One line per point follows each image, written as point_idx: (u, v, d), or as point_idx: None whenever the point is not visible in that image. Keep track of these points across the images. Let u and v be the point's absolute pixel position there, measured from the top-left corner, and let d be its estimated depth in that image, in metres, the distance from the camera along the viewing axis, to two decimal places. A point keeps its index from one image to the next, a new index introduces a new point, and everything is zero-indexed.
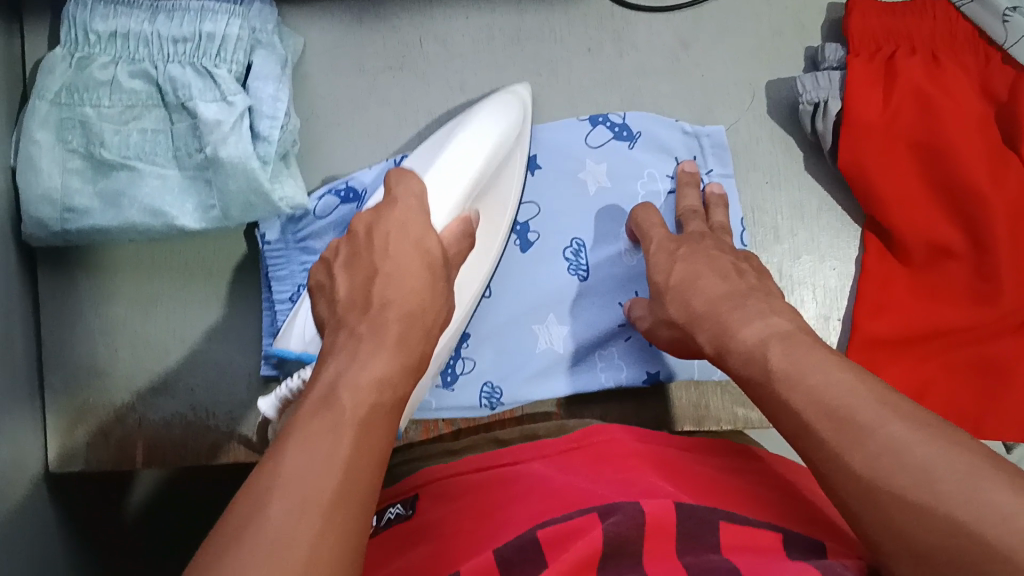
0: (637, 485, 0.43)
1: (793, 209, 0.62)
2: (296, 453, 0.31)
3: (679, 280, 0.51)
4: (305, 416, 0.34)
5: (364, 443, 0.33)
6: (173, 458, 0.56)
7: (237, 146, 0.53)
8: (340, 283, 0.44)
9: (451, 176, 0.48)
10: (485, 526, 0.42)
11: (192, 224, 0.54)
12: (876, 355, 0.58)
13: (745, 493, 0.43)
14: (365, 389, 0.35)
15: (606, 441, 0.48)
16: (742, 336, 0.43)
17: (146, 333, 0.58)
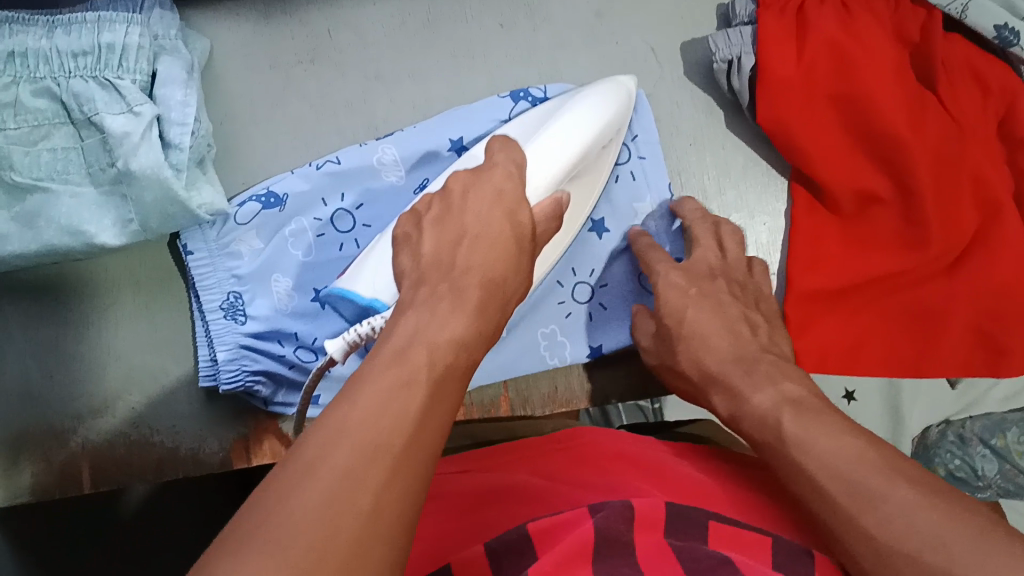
0: (625, 485, 0.45)
1: (719, 167, 0.62)
2: (368, 391, 0.32)
3: (692, 328, 0.53)
4: (381, 361, 0.34)
5: (438, 395, 0.33)
6: (119, 477, 0.56)
7: (148, 156, 0.52)
8: (425, 240, 0.45)
9: (549, 158, 0.52)
10: (473, 521, 0.44)
11: (112, 240, 0.53)
12: (811, 308, 0.58)
13: (726, 494, 0.45)
14: (446, 344, 0.36)
15: (591, 442, 0.50)
16: (754, 402, 0.46)
17: (80, 353, 0.57)
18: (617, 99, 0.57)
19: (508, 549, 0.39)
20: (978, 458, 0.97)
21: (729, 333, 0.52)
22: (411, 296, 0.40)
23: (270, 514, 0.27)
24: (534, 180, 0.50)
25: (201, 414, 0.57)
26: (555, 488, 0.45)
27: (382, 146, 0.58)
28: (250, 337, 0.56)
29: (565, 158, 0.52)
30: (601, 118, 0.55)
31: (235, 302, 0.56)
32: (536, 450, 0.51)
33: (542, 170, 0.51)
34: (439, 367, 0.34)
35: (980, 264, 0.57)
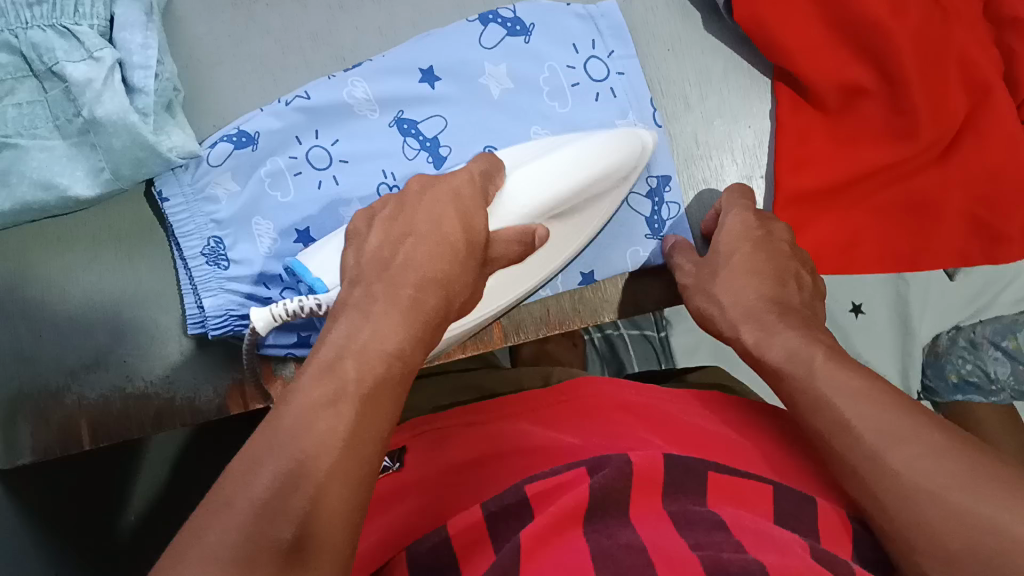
0: (625, 440, 0.46)
1: (698, 74, 0.61)
2: (295, 403, 0.33)
3: (739, 267, 0.52)
4: (310, 372, 0.35)
5: (367, 410, 0.34)
6: (119, 431, 0.56)
7: (113, 101, 0.51)
8: (371, 236, 0.44)
9: (527, 187, 0.49)
10: (471, 483, 0.45)
11: (86, 191, 0.53)
12: (801, 210, 0.57)
13: (727, 445, 0.46)
14: (381, 353, 0.37)
15: (592, 394, 0.51)
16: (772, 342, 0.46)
17: (66, 311, 0.56)
18: (625, 147, 0.54)
19: (503, 513, 0.40)
20: (991, 362, 0.93)
21: (772, 276, 0.50)
22: (347, 296, 0.41)
23: (198, 532, 0.30)
24: (503, 206, 0.48)
25: (194, 361, 0.57)
26: (554, 442, 0.46)
27: (352, 80, 0.57)
28: (235, 283, 0.55)
29: (545, 192, 0.50)
30: (598, 168, 0.52)
31: (216, 247, 0.55)
32: (542, 401, 0.51)
33: (513, 197, 0.49)
34: (371, 378, 0.35)
35: (971, 150, 0.56)
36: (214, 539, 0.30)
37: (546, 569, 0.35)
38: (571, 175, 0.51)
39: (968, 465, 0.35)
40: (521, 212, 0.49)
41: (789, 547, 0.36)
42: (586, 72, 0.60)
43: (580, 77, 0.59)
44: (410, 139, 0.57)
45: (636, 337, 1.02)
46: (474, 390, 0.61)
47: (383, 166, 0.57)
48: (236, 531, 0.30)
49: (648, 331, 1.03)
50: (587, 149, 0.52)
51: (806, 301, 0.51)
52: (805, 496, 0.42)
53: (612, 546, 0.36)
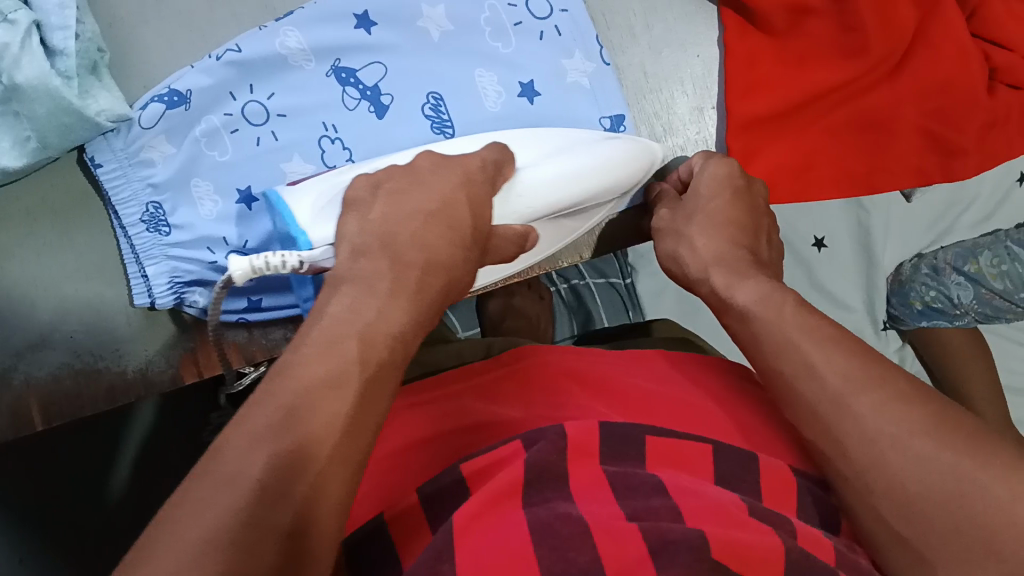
0: (570, 408, 0.46)
1: (643, 4, 0.59)
2: (299, 383, 0.32)
3: (717, 212, 0.50)
4: (314, 349, 0.34)
5: (366, 402, 0.33)
6: (72, 411, 0.54)
7: (32, 66, 0.48)
8: (375, 206, 0.42)
9: (534, 187, 0.50)
10: (413, 461, 0.45)
11: (13, 162, 0.50)
12: (754, 135, 0.57)
13: (671, 403, 0.47)
14: (385, 334, 0.36)
15: (537, 359, 0.51)
16: (738, 295, 0.44)
17: (4, 291, 0.53)
18: (636, 160, 0.55)
19: (442, 494, 0.40)
20: (953, 286, 0.90)
21: (748, 227, 0.50)
22: (350, 268, 0.38)
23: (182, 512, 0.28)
24: (508, 198, 0.49)
25: (141, 331, 0.56)
26: (500, 415, 0.47)
27: (284, 30, 0.55)
28: (178, 250, 0.54)
29: (551, 196, 0.51)
30: (603, 181, 0.53)
31: (156, 213, 0.54)
32: (482, 372, 0.51)
33: (520, 194, 0.50)
34: (377, 365, 0.35)
35: (924, 63, 0.55)
36: (210, 519, 0.28)
37: (485, 546, 0.34)
38: (577, 183, 0.52)
39: (912, 408, 0.36)
40: (523, 212, 0.50)
41: (732, 514, 0.37)
42: (528, 10, 0.58)
43: (522, 14, 0.58)
44: (349, 89, 0.56)
45: (602, 285, 1.01)
46: (418, 365, 0.61)
47: (323, 120, 0.56)
48: (231, 515, 0.28)
49: (614, 279, 1.02)
50: (597, 155, 0.53)
51: (772, 257, 0.51)
52: (753, 456, 0.42)
53: (550, 517, 0.35)
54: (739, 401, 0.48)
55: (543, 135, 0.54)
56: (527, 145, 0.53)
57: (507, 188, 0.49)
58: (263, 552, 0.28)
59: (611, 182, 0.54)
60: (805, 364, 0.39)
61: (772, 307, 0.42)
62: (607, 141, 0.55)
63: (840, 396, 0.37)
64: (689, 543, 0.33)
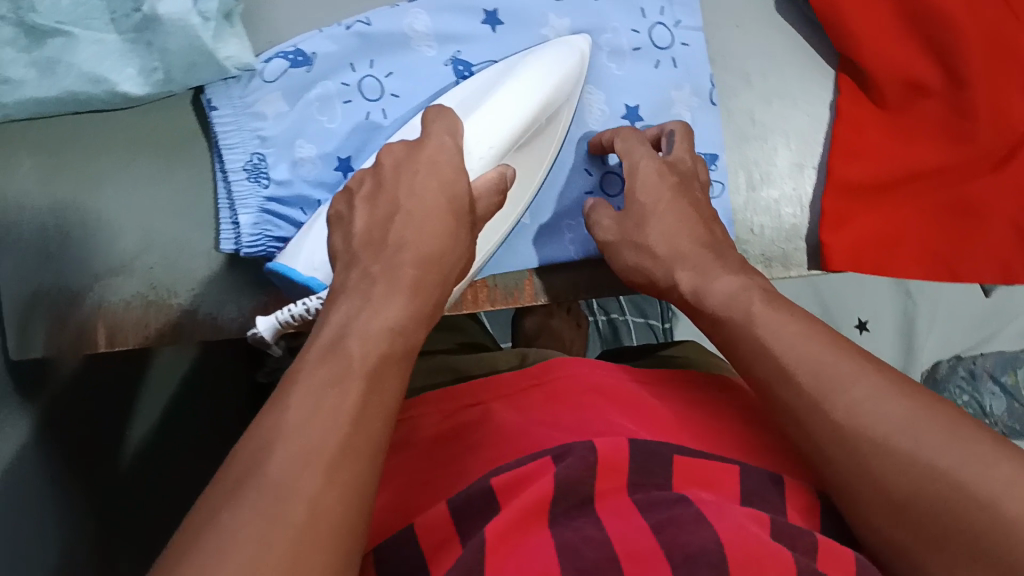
0: (600, 424, 0.44)
1: (764, 52, 0.60)
2: (295, 403, 0.33)
3: (660, 218, 0.50)
4: (314, 358, 0.35)
5: (373, 398, 0.34)
6: (137, 339, 0.56)
7: (175, 3, 0.51)
8: (356, 220, 0.43)
9: (488, 130, 0.49)
10: (444, 476, 0.44)
11: (136, 89, 0.53)
12: (851, 199, 0.57)
13: (707, 427, 0.46)
14: (384, 329, 0.37)
15: (568, 376, 0.48)
16: (719, 287, 0.45)
17: (95, 211, 0.56)
18: (565, 61, 0.54)
19: (472, 510, 0.38)
20: (988, 396, 0.97)
21: (696, 223, 0.50)
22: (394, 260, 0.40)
23: (201, 533, 0.29)
24: (474, 149, 0.48)
25: (224, 278, 0.57)
26: (532, 428, 0.44)
27: (414, 12, 0.57)
28: (274, 203, 0.54)
29: (506, 130, 0.49)
30: (545, 91, 0.52)
31: (258, 164, 0.54)
32: (515, 386, 0.49)
33: (481, 138, 0.48)
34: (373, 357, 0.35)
35: None
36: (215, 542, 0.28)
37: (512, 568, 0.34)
38: (527, 97, 0.51)
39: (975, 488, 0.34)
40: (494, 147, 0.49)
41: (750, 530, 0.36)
42: (650, 37, 0.59)
43: (643, 41, 0.59)
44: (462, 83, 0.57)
45: (641, 327, 1.01)
46: (451, 372, 0.59)
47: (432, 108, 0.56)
48: (248, 526, 0.29)
49: (653, 320, 1.02)
50: (518, 75, 0.52)
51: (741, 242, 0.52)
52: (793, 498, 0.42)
53: (576, 538, 0.35)
54: (777, 431, 0.46)
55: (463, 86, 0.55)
56: (455, 100, 0.53)
57: (468, 134, 0.48)
58: (279, 543, 0.29)
59: (549, 91, 0.52)
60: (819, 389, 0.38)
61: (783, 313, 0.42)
62: (503, 66, 0.55)
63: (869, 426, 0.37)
64: (707, 559, 0.33)
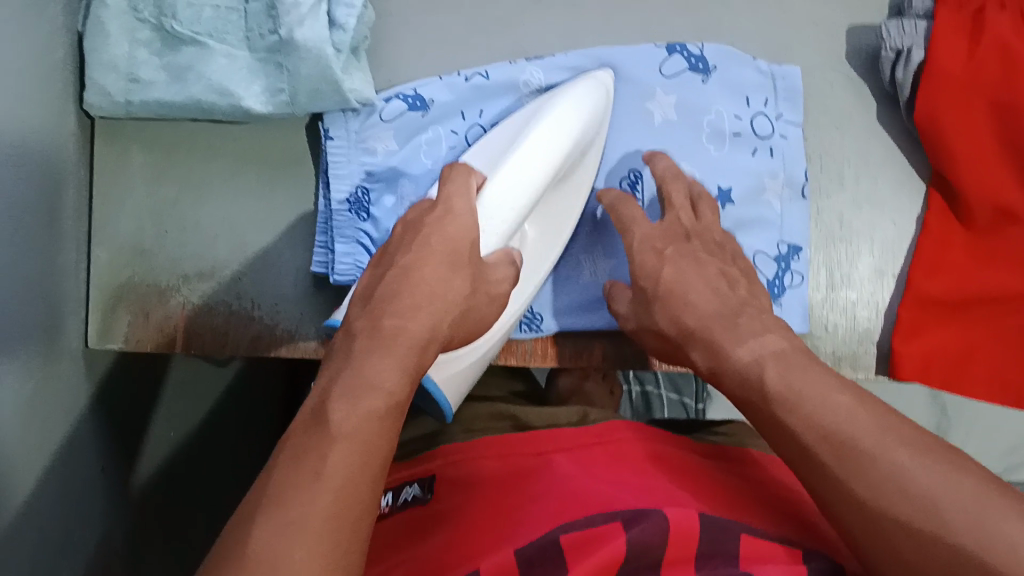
0: (658, 492, 0.45)
1: (860, 157, 0.62)
2: (304, 436, 0.36)
3: (669, 287, 0.52)
4: (321, 396, 0.38)
5: (375, 420, 0.37)
6: (213, 346, 0.57)
7: (312, 29, 0.53)
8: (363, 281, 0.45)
9: (505, 195, 0.49)
10: (510, 511, 0.45)
11: (259, 106, 0.55)
12: (927, 312, 0.59)
13: (756, 504, 0.47)
14: (381, 358, 0.39)
15: (621, 440, 0.52)
16: (737, 355, 0.46)
17: (195, 216, 0.58)
18: (582, 111, 0.54)
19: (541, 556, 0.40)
20: None
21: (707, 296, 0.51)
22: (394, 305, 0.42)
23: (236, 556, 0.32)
24: (489, 223, 0.48)
25: (305, 301, 0.58)
26: (586, 488, 0.46)
27: (531, 69, 0.58)
28: (368, 238, 0.57)
29: (523, 194, 0.49)
30: (563, 146, 0.52)
31: (361, 197, 0.57)
32: (576, 441, 0.52)
33: (511, 186, 0.49)
34: (356, 419, 0.36)
35: None
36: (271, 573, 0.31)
37: None
38: (545, 154, 0.51)
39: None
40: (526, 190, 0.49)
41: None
42: (751, 126, 0.61)
43: (744, 128, 0.61)
44: None
45: (674, 402, 1.01)
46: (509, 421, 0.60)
47: None
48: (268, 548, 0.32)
49: (687, 398, 1.02)
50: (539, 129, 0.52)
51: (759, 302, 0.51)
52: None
53: None
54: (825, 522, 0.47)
55: (488, 139, 0.56)
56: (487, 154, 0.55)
57: (482, 207, 0.48)
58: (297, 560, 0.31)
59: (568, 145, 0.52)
60: (869, 457, 0.39)
61: (804, 386, 0.43)
62: (538, 102, 0.56)
63: (926, 490, 0.37)
64: None
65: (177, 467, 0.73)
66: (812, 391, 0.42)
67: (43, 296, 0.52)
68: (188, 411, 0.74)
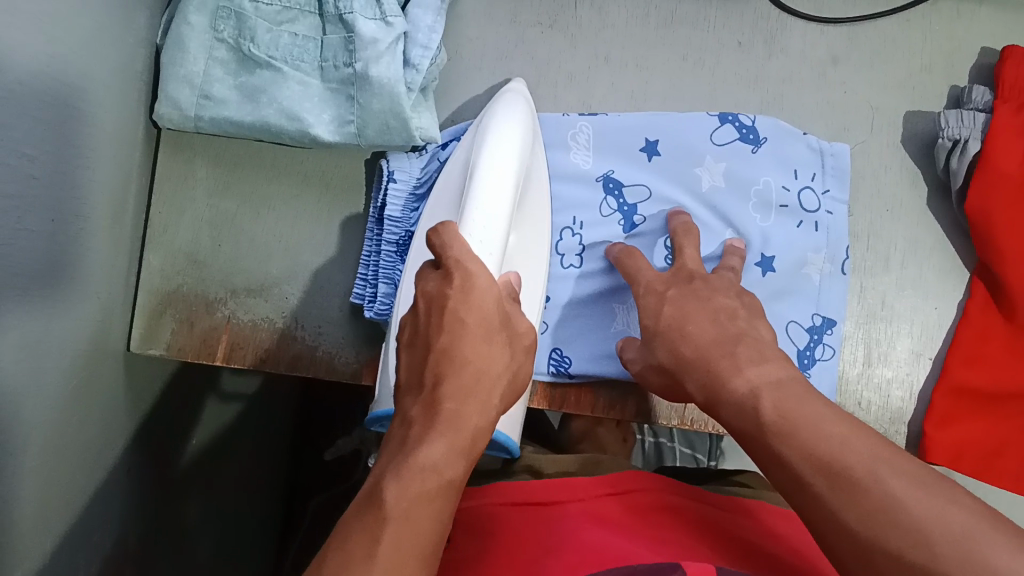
0: (671, 544, 0.45)
1: (908, 242, 0.63)
2: (354, 526, 0.35)
3: (667, 323, 0.52)
4: (377, 484, 0.37)
5: (423, 504, 0.36)
6: (254, 361, 0.58)
7: (388, 66, 0.55)
8: (400, 364, 0.44)
9: (487, 216, 0.46)
10: (526, 552, 0.45)
11: (328, 135, 0.56)
12: (960, 402, 0.59)
13: (770, 556, 0.46)
14: (434, 441, 0.39)
15: (638, 492, 0.52)
16: (733, 386, 0.45)
17: (251, 233, 0.60)
18: (517, 119, 0.52)
19: None
20: None
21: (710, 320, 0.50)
22: (457, 375, 0.41)
23: None
24: (484, 247, 0.46)
25: (349, 325, 0.59)
26: (598, 536, 0.46)
27: (581, 124, 0.63)
28: None
29: (502, 210, 0.47)
30: (520, 152, 0.50)
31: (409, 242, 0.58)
32: (590, 492, 0.53)
33: (489, 214, 0.47)
34: (408, 500, 0.36)
35: None
36: None
37: None
38: (507, 166, 0.49)
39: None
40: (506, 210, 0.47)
41: None
42: (799, 200, 0.62)
43: (791, 201, 0.62)
44: (610, 199, 0.62)
45: (685, 455, 1.00)
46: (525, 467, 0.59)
47: (575, 215, 0.62)
48: None
49: (699, 453, 1.01)
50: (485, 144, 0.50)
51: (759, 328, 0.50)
52: None
53: None
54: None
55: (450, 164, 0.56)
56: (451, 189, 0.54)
57: (475, 237, 0.46)
58: None
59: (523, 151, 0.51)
60: (857, 485, 0.36)
61: (798, 415, 0.41)
62: (472, 130, 0.55)
63: (921, 523, 0.34)
64: None
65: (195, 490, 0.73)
66: (806, 420, 0.41)
67: (98, 284, 0.54)
68: (211, 421, 0.75)
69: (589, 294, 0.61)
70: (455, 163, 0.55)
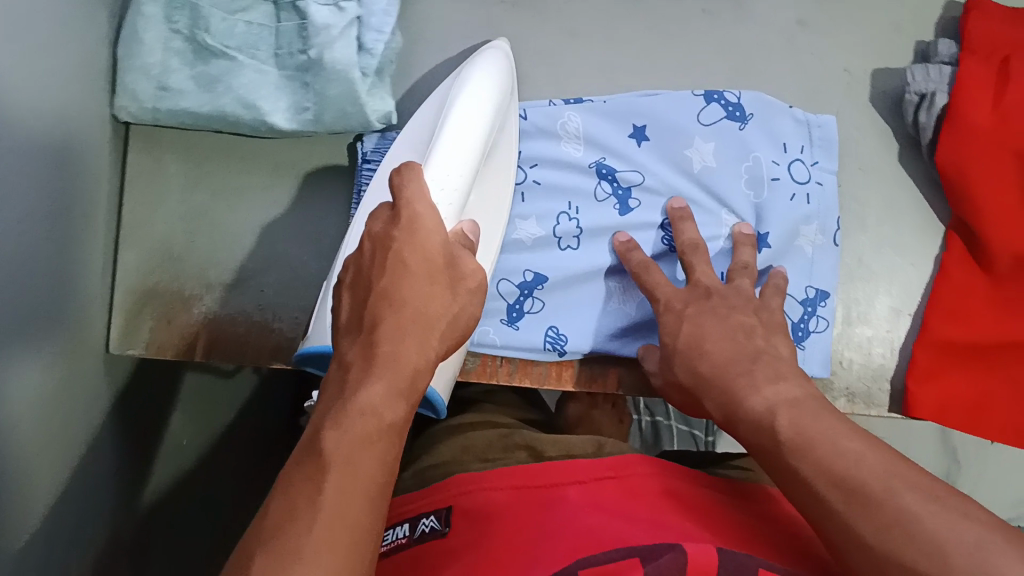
0: (672, 528, 0.45)
1: (883, 203, 0.64)
2: (291, 481, 0.35)
3: (691, 335, 0.52)
4: (315, 430, 0.37)
5: (362, 450, 0.36)
6: (234, 354, 0.59)
7: (342, 51, 0.56)
8: (343, 305, 0.43)
9: (449, 163, 0.46)
10: (527, 536, 0.45)
11: (284, 122, 0.57)
12: (942, 356, 0.60)
13: (767, 539, 0.46)
14: (372, 388, 0.38)
15: (640, 473, 0.51)
16: (752, 405, 0.46)
17: (225, 226, 0.60)
18: (493, 71, 0.52)
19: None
20: None
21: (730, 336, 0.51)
22: (394, 317, 0.40)
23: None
24: (442, 194, 0.46)
25: None
26: (600, 523, 0.45)
27: (568, 113, 0.62)
28: None
29: (465, 159, 0.47)
30: (493, 105, 0.50)
31: None
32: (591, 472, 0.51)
33: (447, 165, 0.46)
34: (346, 447, 0.36)
35: None
36: None
37: None
38: (476, 115, 0.49)
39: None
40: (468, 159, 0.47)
41: None
42: (789, 172, 0.62)
43: (782, 174, 0.62)
44: (605, 183, 0.62)
45: (683, 434, 1.00)
46: (520, 450, 0.60)
47: (570, 200, 0.61)
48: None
49: (696, 430, 1.00)
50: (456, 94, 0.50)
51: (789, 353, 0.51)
52: None
53: None
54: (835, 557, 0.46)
55: (417, 117, 0.56)
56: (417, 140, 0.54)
57: (431, 181, 0.46)
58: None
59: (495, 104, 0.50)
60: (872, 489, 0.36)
61: (815, 431, 0.41)
62: (447, 82, 0.55)
63: (934, 533, 0.34)
64: None
65: (185, 481, 0.73)
66: (823, 436, 0.40)
67: (76, 292, 0.53)
68: (197, 420, 0.75)
69: (582, 272, 0.61)
70: (423, 116, 0.55)
